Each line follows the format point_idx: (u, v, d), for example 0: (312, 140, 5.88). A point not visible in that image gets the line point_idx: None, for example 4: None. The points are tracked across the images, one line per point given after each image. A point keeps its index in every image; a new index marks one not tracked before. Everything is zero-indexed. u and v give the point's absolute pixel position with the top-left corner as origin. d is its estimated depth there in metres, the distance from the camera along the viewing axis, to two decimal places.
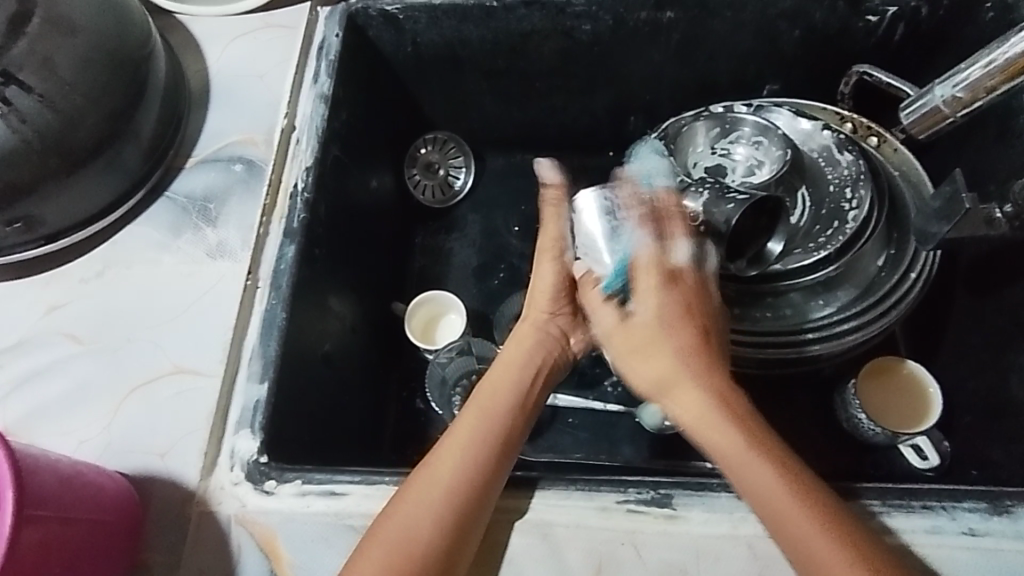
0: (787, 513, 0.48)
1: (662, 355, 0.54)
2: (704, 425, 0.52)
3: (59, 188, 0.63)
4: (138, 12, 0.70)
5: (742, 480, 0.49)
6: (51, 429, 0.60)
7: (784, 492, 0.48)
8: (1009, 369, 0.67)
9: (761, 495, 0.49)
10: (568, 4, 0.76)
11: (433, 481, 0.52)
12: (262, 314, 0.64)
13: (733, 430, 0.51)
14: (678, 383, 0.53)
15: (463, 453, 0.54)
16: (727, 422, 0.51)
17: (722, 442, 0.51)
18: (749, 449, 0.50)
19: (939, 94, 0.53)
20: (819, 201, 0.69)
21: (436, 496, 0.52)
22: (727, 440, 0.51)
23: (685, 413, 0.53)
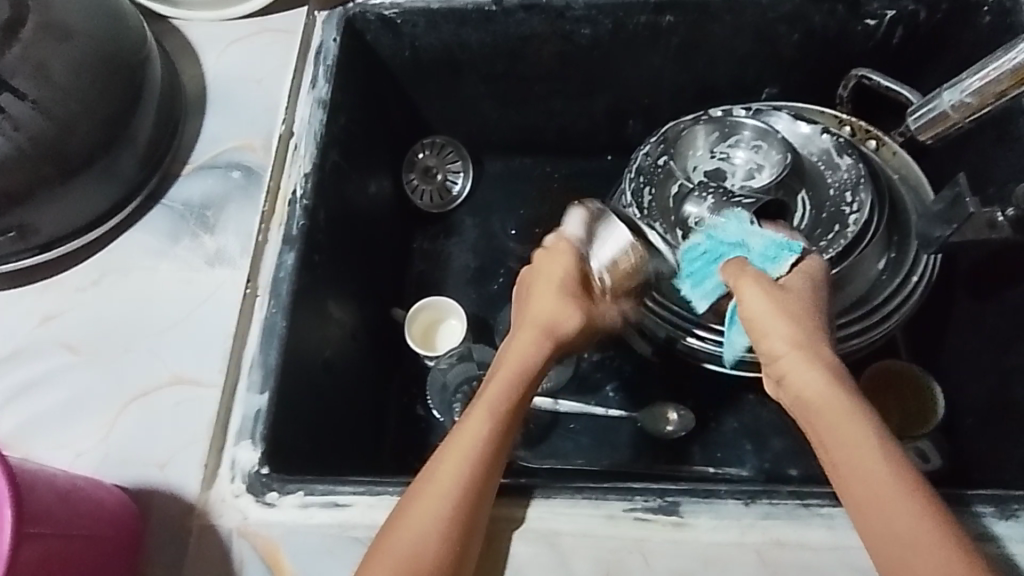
0: (908, 523, 0.46)
1: (794, 360, 0.53)
2: (833, 422, 0.50)
3: (54, 196, 0.62)
4: (133, 16, 0.69)
5: (857, 476, 0.48)
6: (48, 441, 0.59)
7: (915, 505, 0.47)
8: (1010, 372, 0.67)
9: (883, 502, 0.47)
10: (567, 7, 0.76)
11: (443, 482, 0.52)
12: (262, 322, 0.63)
13: (858, 426, 0.50)
14: (808, 385, 0.52)
15: (466, 458, 0.53)
16: (852, 416, 0.50)
17: (841, 434, 0.50)
18: (866, 440, 0.49)
19: (946, 99, 0.52)
20: (819, 205, 0.70)
21: (449, 495, 0.51)
22: (849, 434, 0.49)
23: (811, 410, 0.51)
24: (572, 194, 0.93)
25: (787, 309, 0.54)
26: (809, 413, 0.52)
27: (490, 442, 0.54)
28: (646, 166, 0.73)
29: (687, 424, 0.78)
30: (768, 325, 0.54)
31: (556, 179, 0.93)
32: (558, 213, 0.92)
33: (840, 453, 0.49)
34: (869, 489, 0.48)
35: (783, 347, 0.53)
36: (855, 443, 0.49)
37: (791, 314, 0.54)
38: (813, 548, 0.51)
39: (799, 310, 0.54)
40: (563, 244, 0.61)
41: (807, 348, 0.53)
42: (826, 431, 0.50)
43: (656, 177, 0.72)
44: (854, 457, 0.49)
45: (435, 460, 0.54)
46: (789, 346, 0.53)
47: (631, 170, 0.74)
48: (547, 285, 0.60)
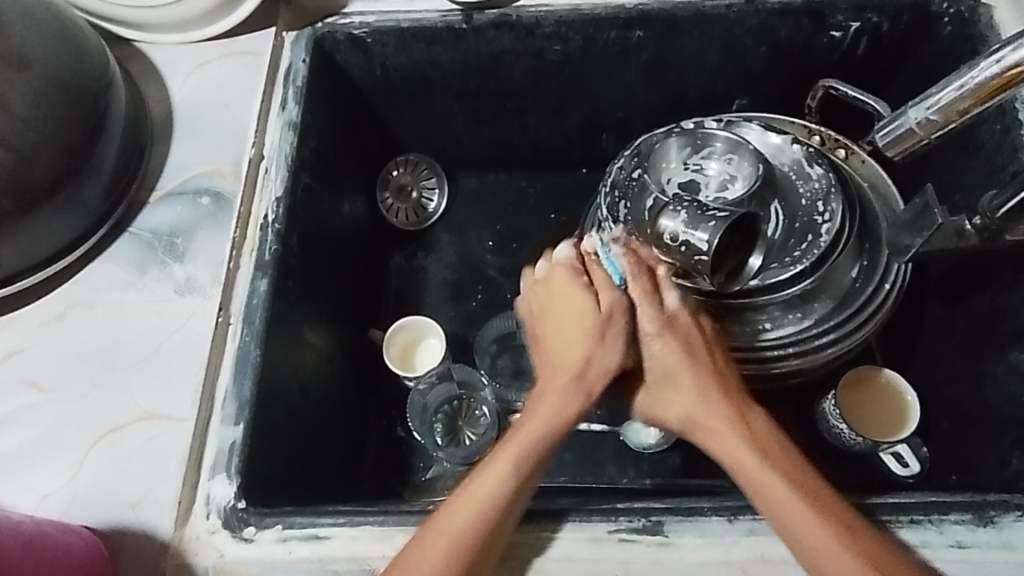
0: (795, 519, 0.49)
1: (722, 410, 0.54)
2: (720, 437, 0.53)
3: (15, 230, 0.60)
4: (95, 42, 0.67)
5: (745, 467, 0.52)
6: (13, 486, 0.56)
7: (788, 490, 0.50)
8: (983, 375, 0.68)
9: (794, 525, 0.49)
10: (537, 24, 0.76)
11: (449, 524, 0.50)
12: (235, 352, 0.62)
13: (750, 446, 0.53)
14: (721, 427, 0.54)
15: (477, 502, 0.51)
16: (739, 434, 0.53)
17: (737, 445, 0.53)
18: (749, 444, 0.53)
19: (912, 116, 0.52)
20: (792, 215, 0.69)
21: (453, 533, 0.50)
22: (740, 443, 0.53)
23: (725, 453, 0.53)
24: (548, 208, 0.93)
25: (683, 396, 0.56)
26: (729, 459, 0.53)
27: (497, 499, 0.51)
28: (621, 180, 0.74)
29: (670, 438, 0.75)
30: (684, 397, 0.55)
31: (533, 195, 0.93)
32: (535, 229, 0.92)
33: (748, 469, 0.52)
34: (778, 509, 0.50)
35: (703, 420, 0.54)
36: (769, 481, 0.51)
37: (687, 361, 0.56)
38: (798, 564, 0.51)
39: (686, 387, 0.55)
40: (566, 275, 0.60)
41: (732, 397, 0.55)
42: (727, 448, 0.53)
43: (630, 191, 0.72)
44: (768, 495, 0.51)
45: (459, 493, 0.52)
46: (710, 399, 0.55)
47: (606, 185, 0.74)
48: (575, 323, 0.58)
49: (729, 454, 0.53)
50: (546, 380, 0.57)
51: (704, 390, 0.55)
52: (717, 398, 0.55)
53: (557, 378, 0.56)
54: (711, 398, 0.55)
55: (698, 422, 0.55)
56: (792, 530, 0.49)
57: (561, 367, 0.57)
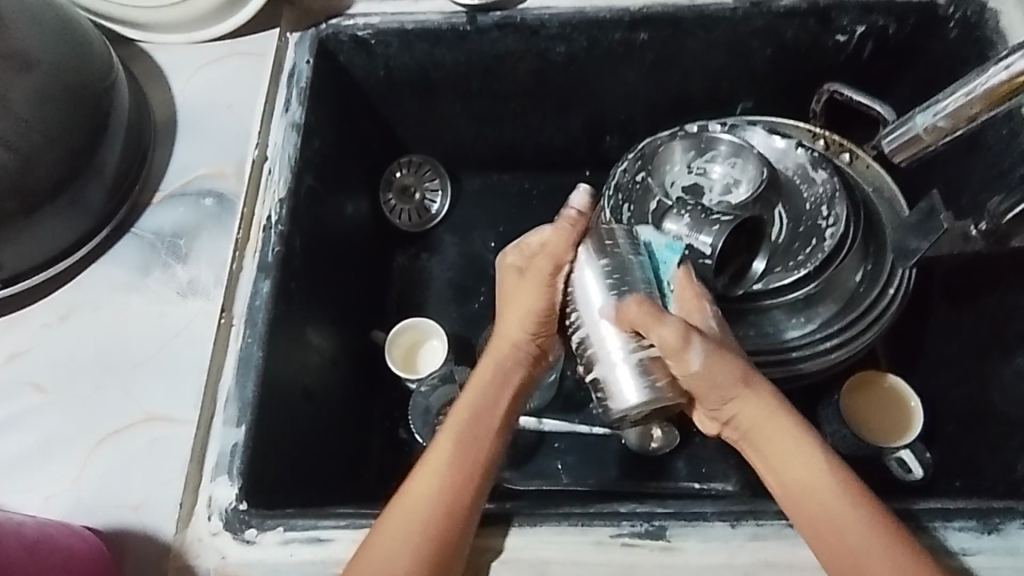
0: (847, 531, 0.50)
1: (756, 412, 0.54)
2: (767, 435, 0.54)
3: (18, 231, 0.60)
4: (98, 42, 0.67)
5: (795, 480, 0.52)
6: (15, 488, 0.56)
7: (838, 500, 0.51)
8: (988, 380, 0.68)
9: (836, 524, 0.50)
10: (541, 25, 0.75)
11: (413, 509, 0.52)
12: (237, 354, 0.62)
13: (796, 447, 0.53)
14: (767, 427, 0.54)
15: (435, 485, 0.54)
16: (786, 432, 0.54)
17: (785, 449, 0.53)
18: (792, 445, 0.53)
19: (919, 122, 0.51)
20: (797, 219, 0.70)
21: (418, 516, 0.52)
22: (791, 447, 0.53)
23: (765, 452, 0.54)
24: (551, 209, 0.92)
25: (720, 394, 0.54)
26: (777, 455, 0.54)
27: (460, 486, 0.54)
28: (625, 182, 0.73)
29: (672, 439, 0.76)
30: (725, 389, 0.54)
31: (536, 196, 0.93)
32: (538, 229, 0.91)
33: (793, 479, 0.52)
34: (828, 519, 0.50)
35: (737, 411, 0.55)
36: (815, 478, 0.52)
37: (725, 360, 0.54)
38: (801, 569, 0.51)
39: (730, 384, 0.54)
40: (541, 267, 0.58)
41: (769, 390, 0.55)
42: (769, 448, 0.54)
43: (634, 194, 0.72)
44: (812, 493, 0.51)
45: (410, 481, 0.55)
46: (742, 400, 0.54)
47: (610, 187, 0.74)
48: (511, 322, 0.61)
49: (775, 459, 0.54)
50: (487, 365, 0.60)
51: (738, 390, 0.54)
52: (756, 396, 0.54)
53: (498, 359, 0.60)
54: (756, 398, 0.54)
55: (739, 414, 0.55)
56: (837, 525, 0.50)
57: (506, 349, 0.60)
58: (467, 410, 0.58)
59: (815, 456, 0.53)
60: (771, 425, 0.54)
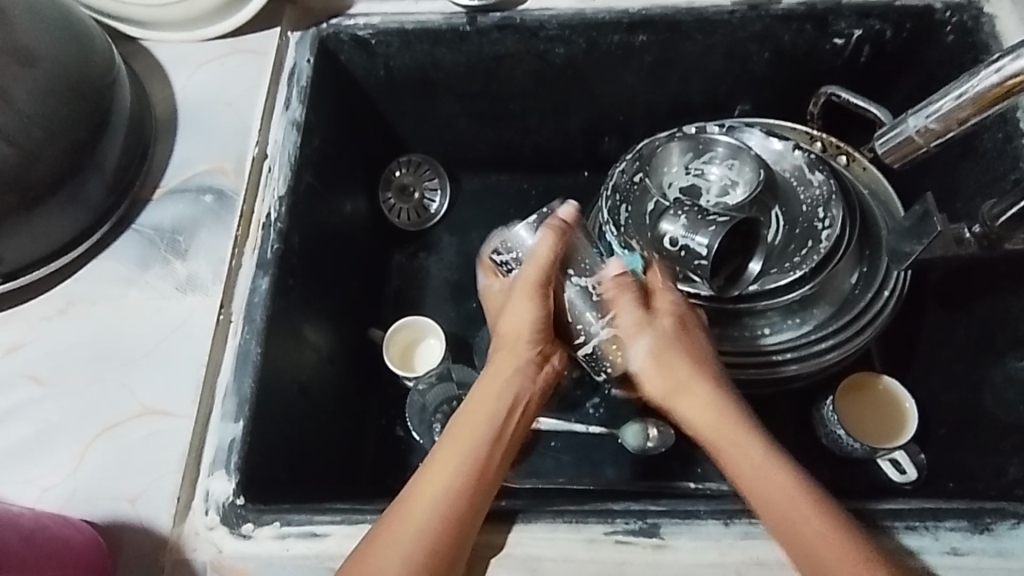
0: (808, 524, 0.50)
1: (703, 407, 0.57)
2: (721, 432, 0.56)
3: (19, 225, 0.60)
4: (101, 39, 0.68)
5: (745, 472, 0.54)
6: (12, 480, 0.57)
7: (794, 493, 0.52)
8: (981, 383, 0.69)
9: (785, 520, 0.51)
10: (541, 27, 0.76)
11: (417, 513, 0.52)
12: (235, 349, 0.62)
13: (756, 446, 0.55)
14: (713, 426, 0.57)
15: (438, 497, 0.52)
16: (745, 435, 0.55)
17: (738, 446, 0.55)
18: (740, 439, 0.55)
19: (912, 124, 0.52)
20: (792, 221, 0.70)
21: (423, 526, 0.51)
22: (741, 442, 0.55)
23: (714, 447, 0.56)
24: None
25: (676, 385, 0.59)
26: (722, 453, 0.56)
27: (465, 496, 0.53)
28: (622, 183, 0.73)
29: (667, 440, 0.76)
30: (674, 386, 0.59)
31: (534, 197, 0.94)
32: None
33: (747, 471, 0.54)
34: (787, 512, 0.51)
35: (686, 410, 0.58)
36: (759, 472, 0.53)
37: (691, 357, 0.59)
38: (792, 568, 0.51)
39: (672, 380, 0.59)
40: (523, 284, 0.59)
41: (710, 384, 0.58)
42: (728, 450, 0.56)
43: (632, 194, 0.73)
44: (759, 486, 0.53)
45: (411, 492, 0.54)
46: (697, 394, 0.58)
47: (607, 188, 0.74)
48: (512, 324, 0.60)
49: (732, 455, 0.55)
50: (488, 372, 0.59)
51: (676, 389, 0.59)
52: (707, 392, 0.58)
53: (504, 371, 0.59)
54: (716, 394, 0.58)
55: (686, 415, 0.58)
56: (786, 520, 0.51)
57: (512, 360, 0.59)
58: (468, 422, 0.57)
59: (761, 449, 0.55)
60: (723, 421, 0.57)
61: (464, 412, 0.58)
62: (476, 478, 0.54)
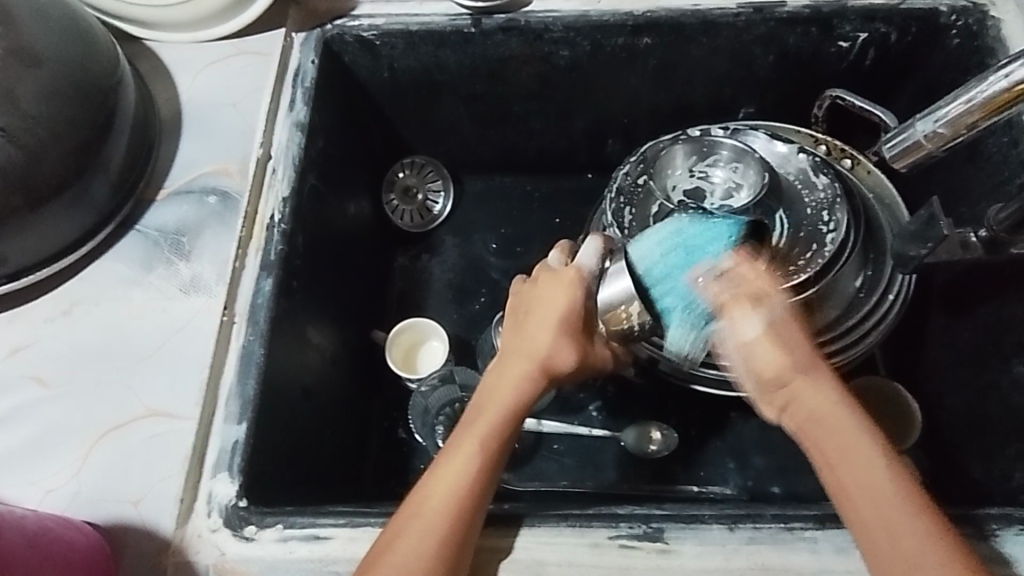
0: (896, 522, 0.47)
1: (814, 394, 0.53)
2: (824, 414, 0.52)
3: (24, 226, 0.60)
4: (106, 39, 0.68)
5: (841, 458, 0.51)
6: (16, 481, 0.57)
7: (893, 491, 0.49)
8: (986, 388, 0.68)
9: (889, 520, 0.48)
10: (545, 29, 0.76)
11: (439, 496, 0.52)
12: (239, 351, 0.62)
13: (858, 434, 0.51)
14: (818, 401, 0.52)
15: (449, 491, 0.52)
16: (847, 419, 0.52)
17: (839, 429, 0.52)
18: (843, 425, 0.52)
19: (920, 129, 0.52)
20: (797, 223, 0.69)
21: (433, 518, 0.51)
22: (844, 427, 0.52)
23: (813, 428, 0.53)
24: (552, 212, 0.93)
25: (789, 369, 0.53)
26: (816, 432, 0.52)
27: (473, 494, 0.53)
28: (626, 186, 0.73)
29: (670, 443, 0.77)
30: (786, 365, 0.53)
31: (537, 199, 0.93)
32: (538, 231, 0.92)
33: (844, 457, 0.51)
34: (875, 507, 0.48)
35: (797, 392, 0.53)
36: (865, 462, 0.50)
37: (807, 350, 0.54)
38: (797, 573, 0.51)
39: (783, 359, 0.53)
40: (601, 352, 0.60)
41: (806, 354, 0.54)
42: (829, 432, 0.52)
43: (636, 197, 0.72)
44: (860, 476, 0.49)
45: (430, 478, 0.54)
46: (811, 381, 0.53)
47: (611, 191, 0.74)
48: (544, 313, 0.58)
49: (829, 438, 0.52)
50: (511, 367, 0.58)
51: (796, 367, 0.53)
52: (820, 382, 0.53)
53: (521, 378, 0.58)
54: (826, 384, 0.53)
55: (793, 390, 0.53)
56: (890, 520, 0.47)
57: (529, 368, 0.58)
58: (488, 415, 0.56)
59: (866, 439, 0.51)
60: (832, 406, 0.52)
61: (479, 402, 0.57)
62: (483, 475, 0.54)
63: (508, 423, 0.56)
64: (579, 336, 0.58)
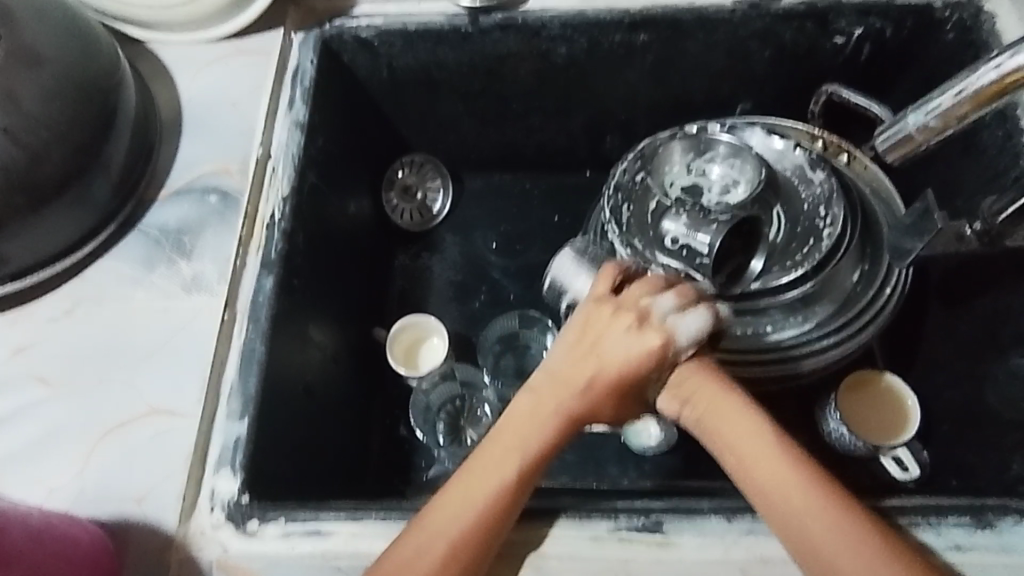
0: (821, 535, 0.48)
1: (723, 421, 0.53)
2: (735, 440, 0.52)
3: (26, 226, 0.61)
4: (106, 40, 0.68)
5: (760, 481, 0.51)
6: (21, 479, 0.57)
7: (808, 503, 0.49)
8: (985, 380, 0.69)
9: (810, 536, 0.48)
10: (543, 27, 0.76)
11: (450, 525, 0.51)
12: (240, 349, 0.63)
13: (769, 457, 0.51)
14: (722, 430, 0.53)
15: (467, 514, 0.51)
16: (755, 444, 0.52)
17: (749, 453, 0.52)
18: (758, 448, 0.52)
19: (911, 121, 0.52)
20: (794, 219, 0.70)
21: (433, 551, 0.50)
22: (753, 450, 0.51)
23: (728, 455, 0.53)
24: (552, 209, 0.93)
25: (699, 401, 0.53)
26: (748, 473, 0.51)
27: (489, 521, 0.51)
28: (624, 183, 0.73)
29: (670, 438, 0.77)
30: (710, 406, 0.53)
31: (536, 196, 0.94)
32: (537, 228, 0.92)
33: (761, 478, 0.51)
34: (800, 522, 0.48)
35: (707, 424, 0.53)
36: (799, 499, 0.49)
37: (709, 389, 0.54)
38: (795, 564, 0.51)
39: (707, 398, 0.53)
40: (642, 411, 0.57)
41: (705, 380, 0.54)
42: (742, 458, 0.52)
43: (634, 193, 0.73)
44: (795, 515, 0.49)
45: (436, 505, 0.52)
46: (716, 407, 0.53)
47: (609, 187, 0.74)
48: (607, 362, 0.53)
49: (744, 464, 0.52)
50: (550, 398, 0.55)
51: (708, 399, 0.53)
52: (722, 405, 0.53)
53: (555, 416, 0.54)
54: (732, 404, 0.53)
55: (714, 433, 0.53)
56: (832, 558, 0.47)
57: (568, 407, 0.54)
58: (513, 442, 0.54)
59: (775, 455, 0.51)
60: (739, 428, 0.52)
61: (512, 424, 0.55)
62: (505, 503, 0.52)
63: (533, 468, 0.53)
64: (632, 395, 0.54)
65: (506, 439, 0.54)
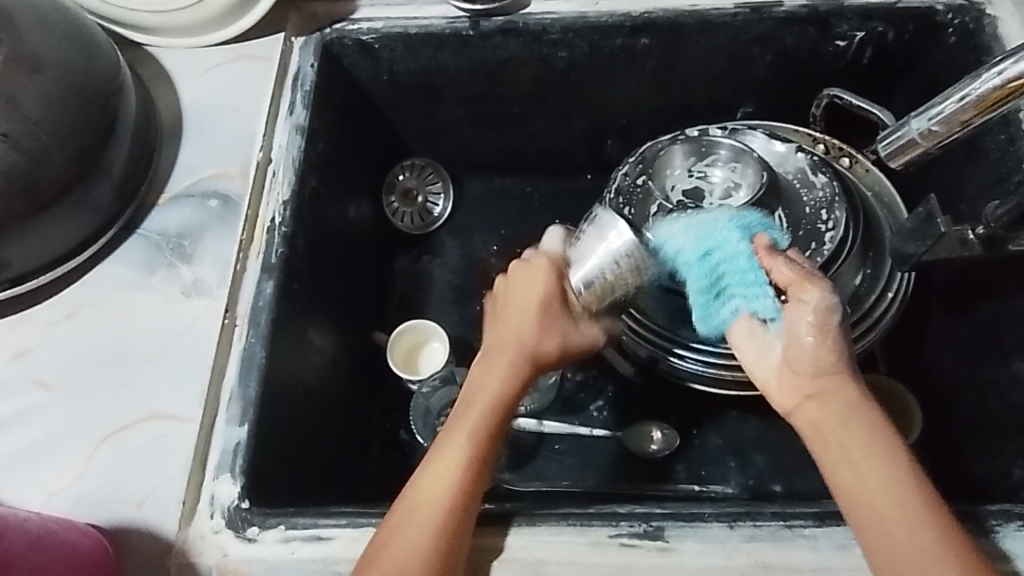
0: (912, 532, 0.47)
1: (834, 407, 0.51)
2: (845, 427, 0.50)
3: (26, 231, 0.61)
4: (107, 45, 0.68)
5: (858, 467, 0.49)
6: (20, 484, 0.57)
7: (907, 500, 0.48)
8: (987, 384, 0.68)
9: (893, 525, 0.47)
10: (543, 31, 0.76)
11: (433, 494, 0.52)
12: (240, 353, 0.63)
13: (877, 452, 0.49)
14: (836, 414, 0.51)
15: (438, 486, 0.52)
16: (864, 437, 0.50)
17: (856, 442, 0.50)
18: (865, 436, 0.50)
19: (915, 126, 0.52)
20: (796, 223, 0.69)
21: (434, 512, 0.51)
22: (859, 435, 0.50)
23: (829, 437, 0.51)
24: (552, 213, 0.93)
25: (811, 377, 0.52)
26: (848, 459, 0.50)
27: (462, 492, 0.52)
28: (625, 186, 0.73)
29: (671, 442, 0.77)
30: (822, 400, 0.51)
31: (537, 200, 0.94)
32: (538, 232, 0.92)
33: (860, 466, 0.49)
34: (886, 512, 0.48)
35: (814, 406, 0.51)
36: (895, 499, 0.48)
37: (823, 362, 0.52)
38: (797, 570, 0.51)
39: (809, 375, 0.52)
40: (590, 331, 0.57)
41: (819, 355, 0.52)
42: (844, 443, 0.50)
43: (635, 197, 0.72)
44: (889, 514, 0.47)
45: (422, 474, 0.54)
46: (827, 393, 0.51)
47: (610, 191, 0.74)
48: (519, 310, 0.57)
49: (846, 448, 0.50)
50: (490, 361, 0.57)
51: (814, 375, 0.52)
52: (837, 391, 0.51)
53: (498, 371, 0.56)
54: (845, 390, 0.51)
55: (820, 424, 0.51)
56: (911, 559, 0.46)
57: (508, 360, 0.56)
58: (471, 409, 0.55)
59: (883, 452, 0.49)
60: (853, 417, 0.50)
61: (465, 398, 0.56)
62: (472, 469, 0.53)
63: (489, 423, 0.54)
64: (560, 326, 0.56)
65: (460, 412, 0.56)
